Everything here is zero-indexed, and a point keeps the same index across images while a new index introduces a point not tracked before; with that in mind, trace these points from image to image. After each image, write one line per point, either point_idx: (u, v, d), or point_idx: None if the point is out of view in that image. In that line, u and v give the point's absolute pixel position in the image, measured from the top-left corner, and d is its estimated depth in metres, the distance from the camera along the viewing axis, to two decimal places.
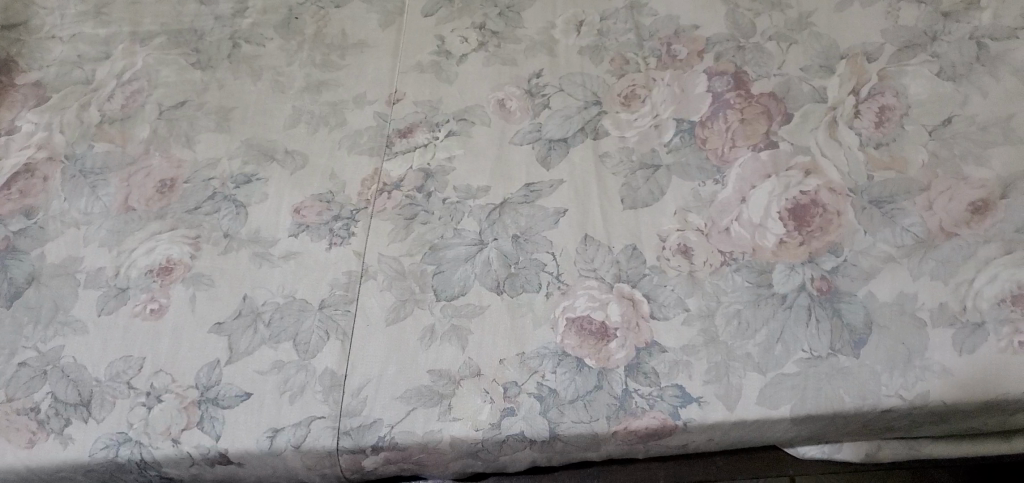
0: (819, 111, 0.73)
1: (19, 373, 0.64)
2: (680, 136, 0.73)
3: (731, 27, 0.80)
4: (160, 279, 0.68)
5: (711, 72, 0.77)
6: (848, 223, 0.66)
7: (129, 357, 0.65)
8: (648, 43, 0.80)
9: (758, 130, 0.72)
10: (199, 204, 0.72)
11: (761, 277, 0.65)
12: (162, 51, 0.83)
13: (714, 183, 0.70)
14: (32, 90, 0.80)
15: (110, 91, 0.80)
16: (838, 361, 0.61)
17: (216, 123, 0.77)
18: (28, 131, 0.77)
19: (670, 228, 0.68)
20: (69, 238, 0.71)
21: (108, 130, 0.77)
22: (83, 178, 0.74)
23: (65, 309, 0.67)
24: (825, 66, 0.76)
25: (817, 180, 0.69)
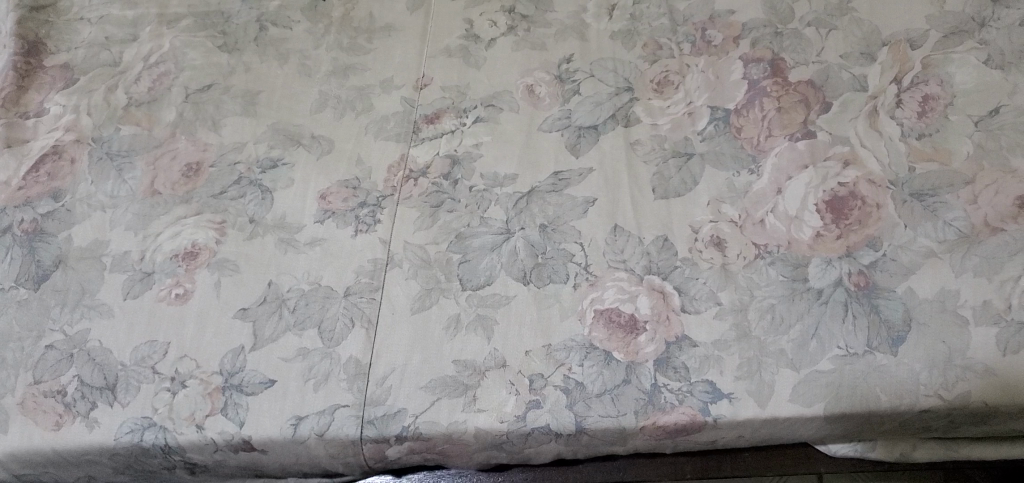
0: (859, 99, 0.70)
1: (46, 356, 0.64)
2: (714, 124, 0.71)
3: (769, 13, 0.77)
4: (185, 264, 0.68)
5: (748, 59, 0.74)
6: (887, 217, 0.64)
7: (154, 341, 0.64)
8: (682, 28, 0.78)
9: (795, 119, 0.70)
10: (225, 189, 0.71)
11: (796, 271, 0.63)
12: (189, 33, 0.82)
13: (749, 173, 0.68)
14: (60, 73, 0.80)
15: (138, 74, 0.79)
16: (875, 359, 0.59)
17: (242, 107, 0.76)
18: (55, 113, 0.77)
19: (702, 220, 0.66)
20: (96, 221, 0.70)
21: (135, 113, 0.77)
22: (110, 161, 0.74)
23: (92, 292, 0.67)
24: (867, 53, 0.73)
25: (856, 172, 0.66)
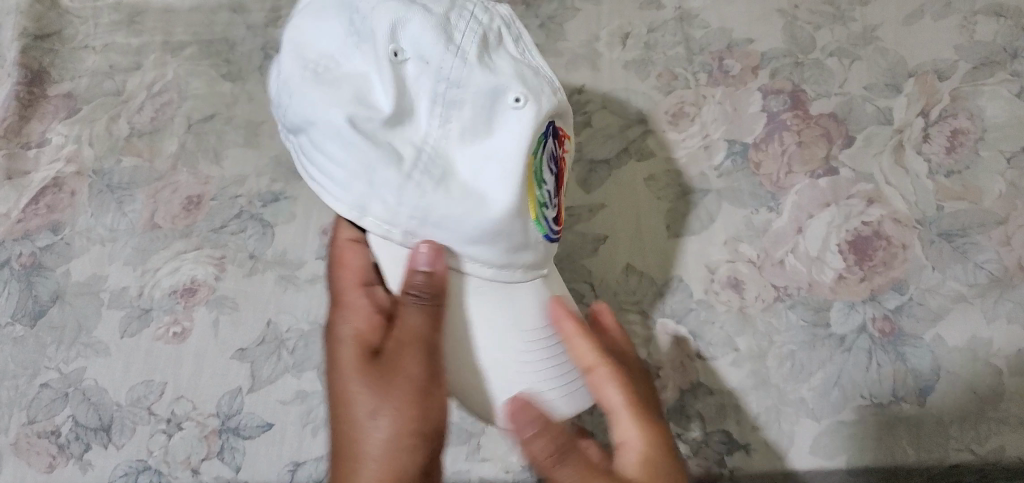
0: (885, 134, 0.67)
1: (41, 395, 0.63)
2: (732, 159, 0.68)
3: (789, 42, 0.73)
4: (184, 300, 0.65)
5: (767, 91, 0.71)
6: (913, 258, 0.63)
7: (150, 381, 0.63)
8: (699, 58, 0.73)
9: (817, 154, 0.67)
10: (225, 222, 0.68)
11: (817, 315, 0.62)
12: (194, 61, 0.76)
13: (768, 211, 0.66)
14: (63, 101, 0.75)
15: (140, 104, 0.74)
16: (901, 409, 0.59)
17: (245, 137, 0.72)
18: (57, 144, 0.73)
19: (719, 259, 0.65)
20: (95, 255, 0.68)
21: (137, 143, 0.72)
22: (110, 194, 0.70)
23: (88, 329, 0.65)
24: (891, 84, 0.70)
25: (880, 210, 0.65)
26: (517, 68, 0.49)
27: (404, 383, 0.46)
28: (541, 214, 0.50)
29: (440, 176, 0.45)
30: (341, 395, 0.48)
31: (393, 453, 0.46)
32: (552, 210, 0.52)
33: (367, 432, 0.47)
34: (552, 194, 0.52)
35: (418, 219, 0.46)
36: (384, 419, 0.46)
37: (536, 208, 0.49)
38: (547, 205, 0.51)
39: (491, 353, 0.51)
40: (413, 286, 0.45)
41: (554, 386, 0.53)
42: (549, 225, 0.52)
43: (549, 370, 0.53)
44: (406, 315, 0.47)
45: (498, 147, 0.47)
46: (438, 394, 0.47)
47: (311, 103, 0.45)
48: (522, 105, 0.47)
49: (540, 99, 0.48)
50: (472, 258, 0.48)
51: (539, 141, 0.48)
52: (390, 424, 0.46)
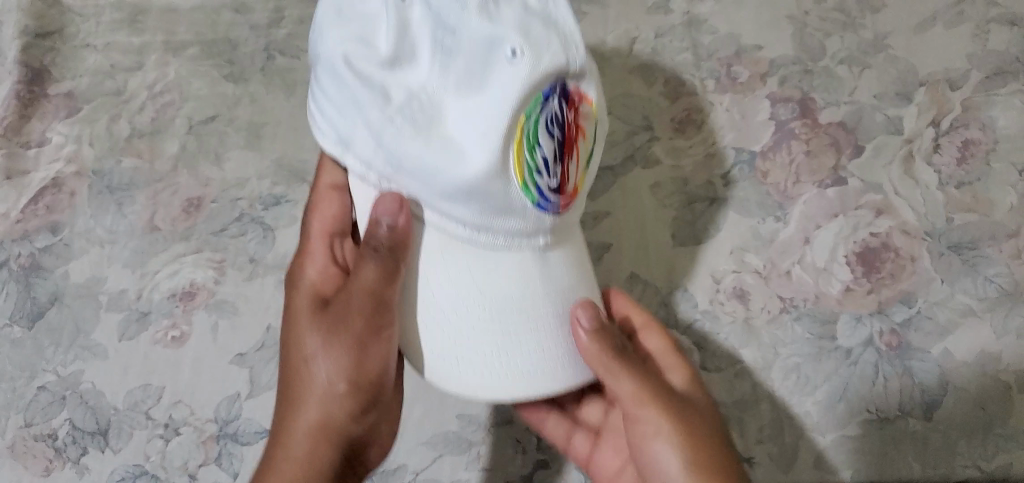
0: (894, 143, 0.67)
1: (38, 398, 0.62)
2: (739, 167, 0.67)
3: (799, 49, 0.71)
4: (182, 304, 0.65)
5: (776, 98, 0.69)
6: (922, 270, 0.62)
7: (148, 385, 0.62)
8: (707, 64, 0.72)
9: (825, 163, 0.66)
10: (226, 226, 0.67)
11: (824, 327, 0.61)
12: (194, 61, 0.75)
13: (775, 221, 0.65)
14: (64, 101, 0.74)
15: (141, 104, 0.74)
16: (908, 424, 0.58)
17: (246, 139, 0.71)
18: (57, 144, 0.72)
19: (725, 269, 0.64)
20: (94, 257, 0.67)
21: (138, 144, 0.72)
22: (110, 195, 0.70)
23: (86, 332, 0.64)
24: (902, 93, 0.69)
25: (889, 221, 0.64)
26: (525, 23, 0.47)
27: (346, 336, 0.49)
28: (529, 177, 0.46)
29: (412, 124, 0.44)
30: (292, 337, 0.52)
31: (326, 396, 0.50)
32: (551, 177, 0.47)
33: (309, 371, 0.51)
34: (552, 160, 0.47)
35: (388, 166, 0.45)
36: (326, 363, 0.50)
37: (520, 169, 0.45)
38: (540, 169, 0.46)
39: (435, 318, 0.48)
40: (373, 240, 0.45)
41: (494, 362, 0.47)
42: (544, 192, 0.47)
43: (494, 347, 0.47)
44: (357, 273, 0.47)
45: (483, 98, 0.45)
46: (379, 349, 0.49)
47: (322, 37, 0.47)
48: (518, 58, 0.45)
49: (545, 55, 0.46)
50: (445, 214, 0.46)
51: (525, 103, 0.45)
52: (328, 369, 0.50)
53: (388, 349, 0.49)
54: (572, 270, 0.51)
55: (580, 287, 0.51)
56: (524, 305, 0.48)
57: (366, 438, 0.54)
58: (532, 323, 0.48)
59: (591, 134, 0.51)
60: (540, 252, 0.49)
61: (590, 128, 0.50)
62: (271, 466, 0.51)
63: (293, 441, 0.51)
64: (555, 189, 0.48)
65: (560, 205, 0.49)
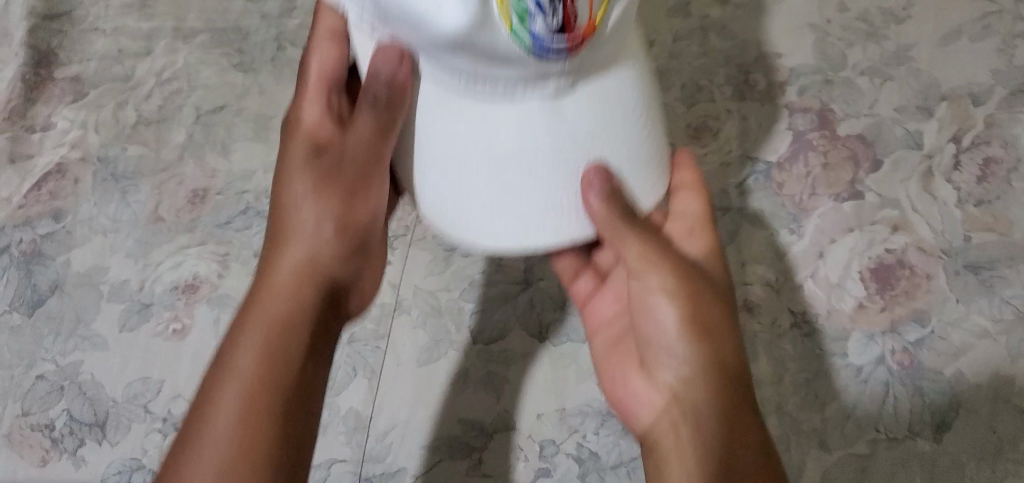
0: (913, 158, 0.65)
1: (36, 387, 0.62)
2: (754, 177, 0.66)
3: (819, 58, 0.70)
4: (185, 297, 0.64)
5: (794, 108, 0.68)
6: (937, 289, 0.61)
7: (147, 378, 0.62)
8: (725, 70, 0.71)
9: (842, 177, 0.65)
10: (231, 218, 0.66)
11: (835, 344, 0.60)
12: (204, 48, 0.74)
13: (789, 233, 0.64)
14: (70, 85, 0.73)
15: (149, 91, 0.73)
16: (917, 445, 0.57)
17: (254, 131, 0.70)
18: (62, 129, 0.71)
19: (736, 281, 0.63)
20: (97, 246, 0.66)
21: (144, 132, 0.71)
22: (114, 183, 0.69)
23: (86, 322, 0.64)
24: (922, 107, 0.67)
25: (905, 238, 0.62)
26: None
27: (338, 178, 0.47)
28: (519, 24, 0.36)
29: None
30: (283, 187, 0.49)
31: (315, 242, 0.48)
32: (552, 18, 0.36)
33: (298, 218, 0.48)
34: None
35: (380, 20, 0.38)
36: (311, 201, 0.48)
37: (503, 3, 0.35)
38: (534, 8, 0.36)
39: (438, 161, 0.44)
40: (371, 88, 0.41)
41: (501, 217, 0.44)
42: (540, 35, 0.37)
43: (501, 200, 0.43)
44: (353, 123, 0.45)
45: None
46: (370, 197, 0.49)
47: None
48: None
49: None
50: (439, 62, 0.38)
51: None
52: (315, 210, 0.47)
53: (376, 202, 0.49)
54: (602, 119, 0.42)
55: (611, 136, 0.43)
56: (530, 163, 0.42)
57: (343, 301, 0.51)
58: (535, 177, 0.42)
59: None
60: (553, 98, 0.40)
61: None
62: (252, 308, 0.47)
63: (277, 283, 0.48)
64: (557, 30, 0.37)
65: (570, 46, 0.38)
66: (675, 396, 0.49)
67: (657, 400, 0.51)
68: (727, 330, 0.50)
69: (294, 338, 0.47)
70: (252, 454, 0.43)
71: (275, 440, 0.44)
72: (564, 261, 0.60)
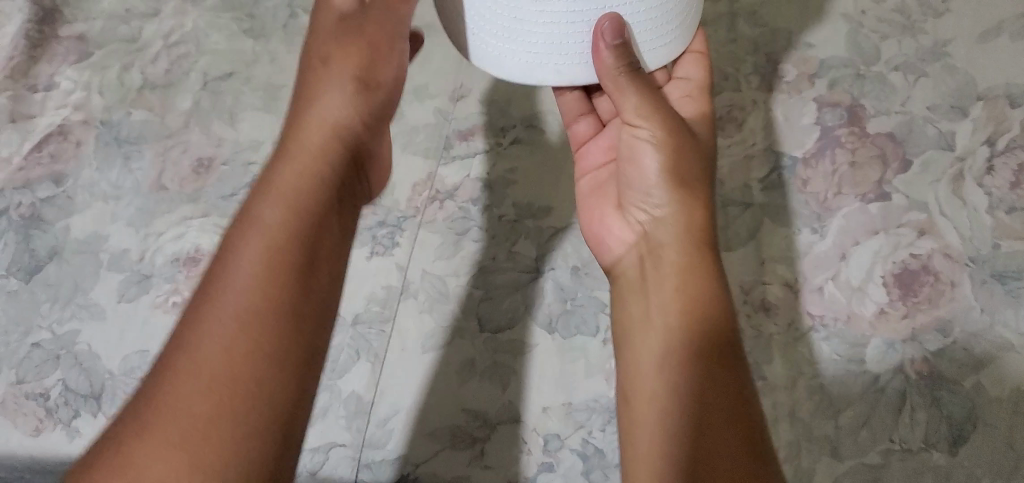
0: (943, 160, 0.63)
1: (31, 355, 0.60)
2: (778, 173, 0.64)
3: (851, 51, 0.68)
4: (186, 270, 0.62)
5: (822, 102, 0.66)
6: (962, 298, 0.58)
7: (146, 352, 0.60)
8: (752, 58, 0.68)
9: (870, 176, 0.63)
10: (236, 190, 0.64)
11: (852, 349, 0.58)
12: (215, 12, 0.72)
13: (810, 233, 0.62)
14: (75, 44, 0.71)
15: (156, 54, 0.70)
16: (930, 457, 0.55)
17: (263, 101, 0.68)
18: (65, 89, 0.69)
19: (754, 279, 0.61)
20: (97, 213, 0.64)
21: (150, 97, 0.68)
22: (117, 148, 0.67)
23: (85, 290, 0.62)
24: (956, 106, 0.64)
25: (931, 243, 0.60)
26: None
27: (359, 35, 0.47)
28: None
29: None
30: (307, 67, 0.48)
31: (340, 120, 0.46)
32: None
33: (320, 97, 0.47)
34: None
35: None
36: (339, 69, 0.47)
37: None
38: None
39: None
40: None
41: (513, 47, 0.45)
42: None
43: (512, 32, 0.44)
44: None
45: None
46: (390, 59, 0.49)
47: None
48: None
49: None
50: None
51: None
52: (339, 71, 0.47)
53: (398, 64, 0.49)
54: None
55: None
56: None
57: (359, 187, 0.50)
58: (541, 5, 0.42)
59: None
60: None
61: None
62: (269, 180, 0.45)
63: (303, 141, 0.46)
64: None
65: None
66: (653, 250, 0.49)
67: (634, 246, 0.51)
68: (704, 190, 0.49)
69: (314, 203, 0.44)
70: (268, 329, 0.40)
71: (293, 314, 0.41)
72: (569, 98, 0.60)
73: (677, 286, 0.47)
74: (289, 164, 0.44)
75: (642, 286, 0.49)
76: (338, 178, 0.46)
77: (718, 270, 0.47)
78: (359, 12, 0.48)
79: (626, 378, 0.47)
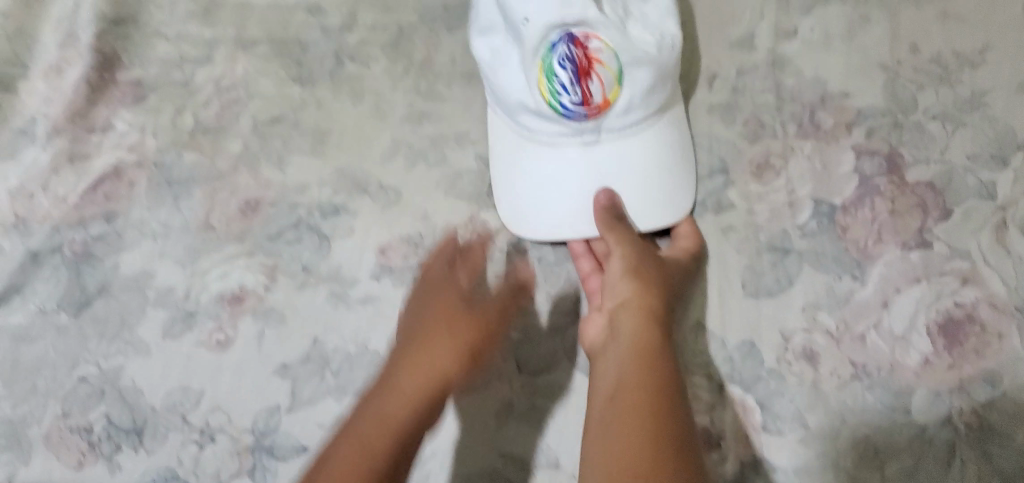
0: (985, 209, 0.62)
1: (77, 389, 0.61)
2: (817, 220, 0.64)
3: (889, 100, 0.68)
4: (230, 308, 0.63)
5: (861, 150, 0.66)
6: (1010, 349, 0.57)
7: (188, 388, 0.61)
8: (790, 107, 0.69)
9: (910, 224, 0.63)
10: (281, 230, 0.66)
11: (897, 399, 0.57)
12: (264, 59, 0.74)
13: (851, 280, 0.61)
14: (132, 89, 0.74)
15: (207, 98, 0.73)
16: None
17: (310, 145, 0.70)
18: (120, 132, 0.71)
19: (795, 327, 0.60)
20: (146, 251, 0.66)
21: (201, 140, 0.71)
22: (168, 188, 0.69)
23: (131, 326, 0.63)
24: (997, 156, 0.64)
25: (976, 292, 0.59)
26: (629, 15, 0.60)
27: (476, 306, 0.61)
28: (551, 96, 0.57)
29: (498, 50, 0.61)
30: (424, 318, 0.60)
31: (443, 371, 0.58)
32: (573, 95, 0.57)
33: (431, 345, 0.58)
34: (572, 82, 0.57)
35: (487, 66, 0.61)
36: (454, 337, 0.59)
37: (544, 87, 0.57)
38: (560, 90, 0.57)
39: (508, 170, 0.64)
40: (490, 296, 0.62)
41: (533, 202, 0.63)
42: (567, 106, 0.57)
43: (536, 195, 0.63)
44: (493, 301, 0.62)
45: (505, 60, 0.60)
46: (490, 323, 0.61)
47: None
48: (571, 8, 0.56)
49: (635, 33, 0.59)
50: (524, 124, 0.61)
51: (542, 46, 0.57)
52: (451, 336, 0.59)
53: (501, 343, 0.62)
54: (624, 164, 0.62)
55: (620, 174, 0.62)
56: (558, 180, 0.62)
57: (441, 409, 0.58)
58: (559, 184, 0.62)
59: (619, 61, 0.57)
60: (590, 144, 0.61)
61: (613, 57, 0.57)
62: (394, 381, 0.57)
63: (417, 363, 0.58)
64: (579, 104, 0.57)
65: (586, 115, 0.58)
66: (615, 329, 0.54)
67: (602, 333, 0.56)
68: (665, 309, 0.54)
69: (400, 443, 0.54)
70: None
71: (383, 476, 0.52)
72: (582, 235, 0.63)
73: (629, 353, 0.50)
74: (411, 372, 0.57)
75: (602, 358, 0.53)
76: (427, 416, 0.56)
77: (666, 349, 0.51)
78: (476, 293, 0.62)
79: (581, 441, 0.48)
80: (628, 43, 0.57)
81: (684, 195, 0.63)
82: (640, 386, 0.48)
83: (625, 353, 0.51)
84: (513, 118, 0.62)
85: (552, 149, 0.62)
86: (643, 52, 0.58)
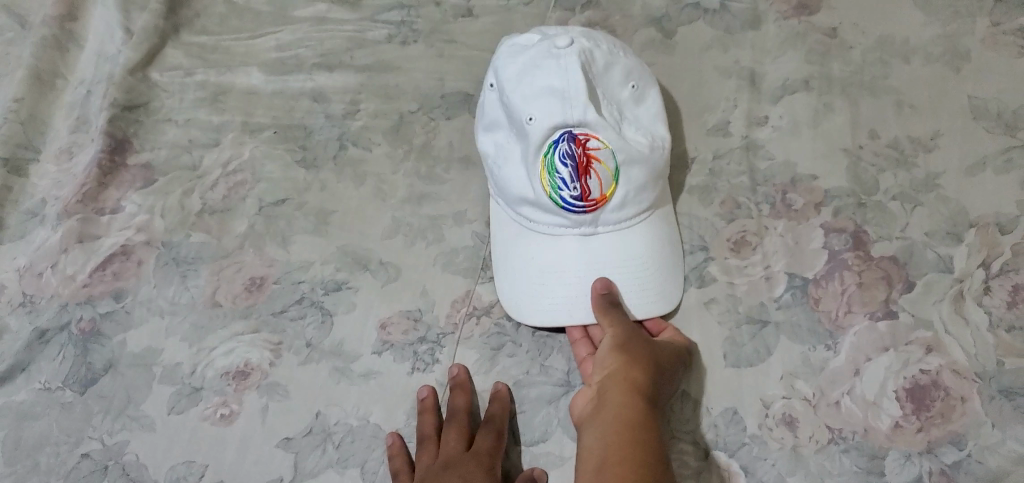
0: (943, 282, 0.67)
1: (80, 466, 0.63)
2: (791, 292, 0.68)
3: (854, 182, 0.73)
4: (235, 383, 0.66)
5: (829, 228, 0.71)
6: (972, 413, 0.62)
7: (191, 462, 0.63)
8: (763, 188, 0.74)
9: (876, 296, 0.67)
10: (285, 307, 0.69)
11: (872, 462, 0.61)
12: (270, 144, 0.78)
13: (824, 349, 0.66)
14: (141, 172, 0.77)
15: (215, 181, 0.76)
16: None
17: (314, 225, 0.73)
18: (129, 213, 0.75)
19: (775, 394, 0.64)
20: (152, 328, 0.68)
21: (208, 221, 0.74)
22: (175, 267, 0.71)
23: (137, 403, 0.65)
24: (951, 233, 0.70)
25: (939, 359, 0.64)
26: (623, 118, 0.65)
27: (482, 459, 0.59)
28: (553, 190, 0.62)
29: (503, 146, 0.66)
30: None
31: None
32: (573, 189, 0.62)
33: None
34: (572, 178, 0.62)
35: (493, 160, 0.67)
36: None
37: (546, 182, 0.62)
38: (561, 185, 0.62)
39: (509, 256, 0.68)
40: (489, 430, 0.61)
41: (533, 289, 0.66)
42: (568, 200, 0.63)
43: (537, 283, 0.66)
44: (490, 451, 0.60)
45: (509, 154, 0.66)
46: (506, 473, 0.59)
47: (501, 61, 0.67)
48: (572, 111, 0.61)
49: (630, 135, 0.65)
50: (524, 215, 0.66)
51: (545, 144, 0.62)
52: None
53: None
54: (620, 253, 0.66)
55: (615, 264, 0.66)
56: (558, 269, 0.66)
57: None
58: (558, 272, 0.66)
59: (616, 160, 0.62)
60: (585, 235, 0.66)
61: (610, 155, 0.62)
62: None
63: None
64: (578, 198, 0.62)
65: (586, 209, 0.63)
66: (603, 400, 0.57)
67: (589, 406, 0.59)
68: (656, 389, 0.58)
69: None
70: None
71: None
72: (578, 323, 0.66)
73: (617, 423, 0.53)
74: None
75: (590, 432, 0.55)
76: None
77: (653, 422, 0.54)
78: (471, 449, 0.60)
79: None
80: (625, 142, 0.63)
81: (674, 285, 0.68)
82: (625, 458, 0.50)
83: (611, 430, 0.53)
84: (514, 209, 0.67)
85: (552, 239, 0.66)
86: (637, 152, 0.63)
